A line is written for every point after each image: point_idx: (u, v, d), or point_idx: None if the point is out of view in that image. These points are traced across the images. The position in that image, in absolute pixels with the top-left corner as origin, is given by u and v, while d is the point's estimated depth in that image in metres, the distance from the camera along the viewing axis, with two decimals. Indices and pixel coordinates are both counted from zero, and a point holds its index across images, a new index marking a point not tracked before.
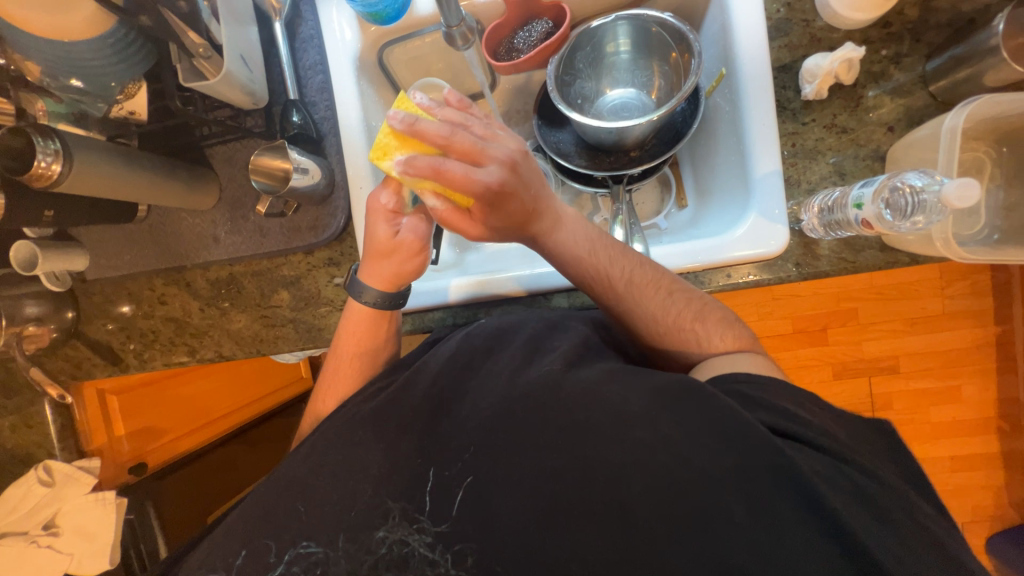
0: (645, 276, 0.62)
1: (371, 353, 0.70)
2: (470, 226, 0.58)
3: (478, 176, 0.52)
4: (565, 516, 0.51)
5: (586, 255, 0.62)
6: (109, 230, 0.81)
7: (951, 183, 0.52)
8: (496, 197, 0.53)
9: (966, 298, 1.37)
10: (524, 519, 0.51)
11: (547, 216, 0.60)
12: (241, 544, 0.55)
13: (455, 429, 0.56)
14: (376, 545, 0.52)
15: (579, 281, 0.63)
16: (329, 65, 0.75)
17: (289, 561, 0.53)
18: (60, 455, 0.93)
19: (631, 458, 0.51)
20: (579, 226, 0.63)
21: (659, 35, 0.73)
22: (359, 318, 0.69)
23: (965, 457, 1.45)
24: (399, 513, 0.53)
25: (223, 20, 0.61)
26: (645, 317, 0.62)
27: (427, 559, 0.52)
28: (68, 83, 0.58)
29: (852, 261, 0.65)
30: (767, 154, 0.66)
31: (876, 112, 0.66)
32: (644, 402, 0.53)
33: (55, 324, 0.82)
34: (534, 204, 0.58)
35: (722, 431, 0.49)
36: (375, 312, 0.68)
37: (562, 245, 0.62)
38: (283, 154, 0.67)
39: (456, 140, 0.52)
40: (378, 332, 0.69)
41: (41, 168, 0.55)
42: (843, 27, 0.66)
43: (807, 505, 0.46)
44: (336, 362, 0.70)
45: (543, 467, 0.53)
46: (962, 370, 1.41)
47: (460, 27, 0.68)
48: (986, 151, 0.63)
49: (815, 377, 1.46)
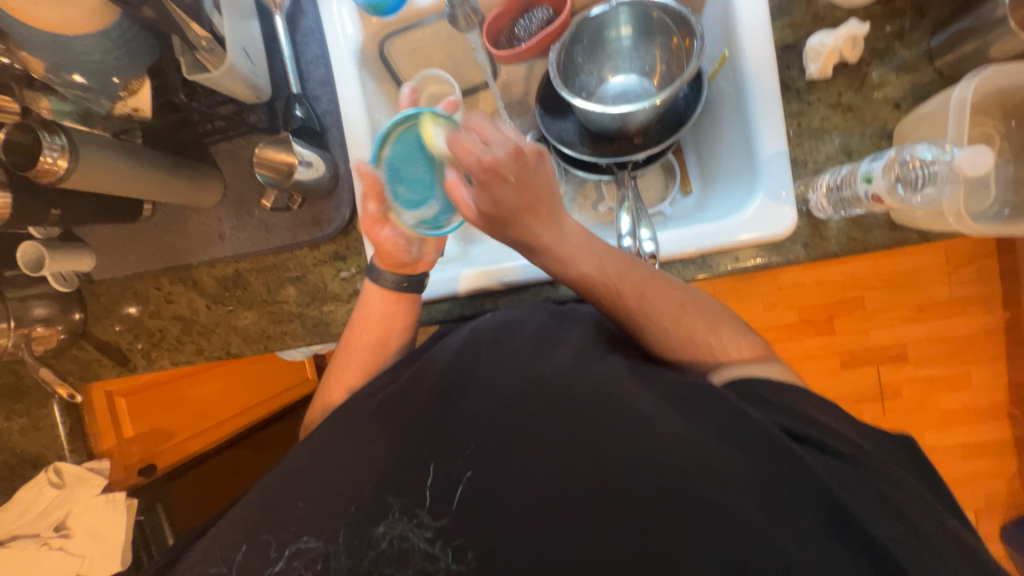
0: (657, 290, 0.60)
1: (388, 340, 0.70)
2: (493, 141, 0.53)
3: (478, 152, 0.51)
4: (571, 499, 0.51)
5: (595, 272, 0.60)
6: (114, 230, 0.81)
7: (963, 150, 0.53)
8: (486, 175, 0.52)
9: (974, 283, 1.36)
10: (531, 499, 0.52)
11: (549, 223, 0.58)
12: (242, 540, 0.54)
13: (464, 414, 0.56)
14: (377, 540, 0.52)
15: (587, 295, 0.62)
16: (331, 59, 0.75)
17: (289, 556, 0.53)
18: (70, 457, 0.93)
19: (638, 442, 0.51)
20: (587, 242, 0.60)
21: (660, 20, 0.73)
22: (383, 302, 0.70)
23: (976, 444, 1.43)
24: (399, 508, 0.53)
25: (225, 12, 0.61)
26: (661, 330, 0.61)
27: (427, 553, 0.51)
28: (71, 78, 0.58)
29: (861, 240, 0.65)
30: (772, 134, 0.65)
31: (882, 89, 0.65)
32: (656, 403, 0.52)
33: (63, 325, 0.82)
34: (532, 202, 0.56)
35: (741, 436, 0.49)
36: (395, 295, 0.70)
37: (568, 258, 0.60)
38: (287, 148, 0.68)
39: (460, 137, 0.52)
40: (392, 321, 0.70)
41: (47, 163, 0.55)
42: (846, 5, 0.65)
43: (814, 483, 0.46)
44: (354, 351, 0.69)
45: (546, 453, 0.53)
46: (971, 356, 1.40)
47: (464, 8, 0.68)
48: (994, 125, 0.63)
49: (823, 366, 1.45)
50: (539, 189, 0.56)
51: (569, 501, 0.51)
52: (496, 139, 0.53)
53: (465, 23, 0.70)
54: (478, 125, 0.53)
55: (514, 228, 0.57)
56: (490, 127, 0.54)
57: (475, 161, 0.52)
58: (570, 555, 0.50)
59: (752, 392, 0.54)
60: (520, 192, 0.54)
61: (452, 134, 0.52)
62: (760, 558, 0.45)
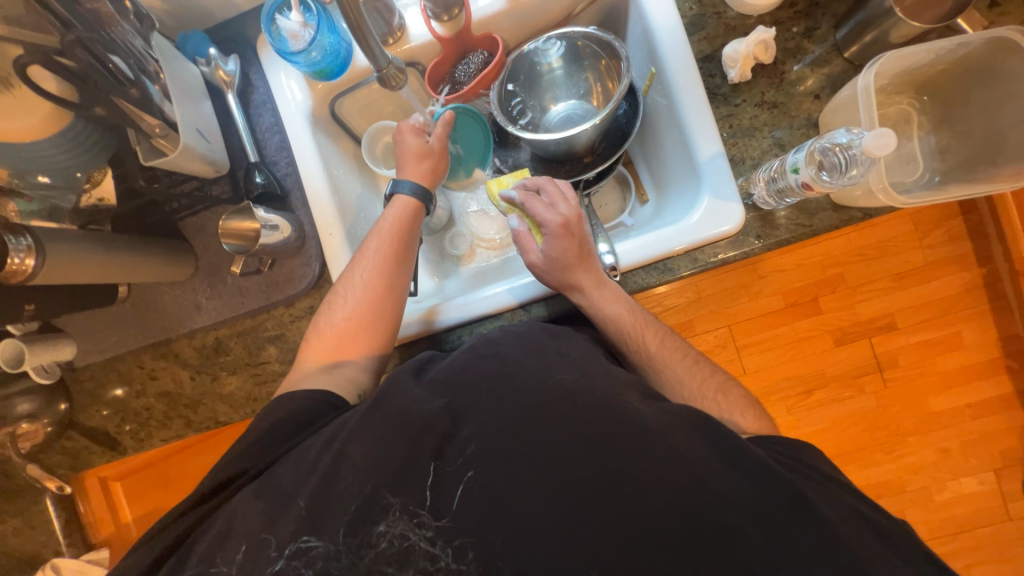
0: (672, 342, 0.70)
1: (406, 248, 0.73)
2: (561, 208, 0.70)
3: (550, 215, 0.69)
4: (573, 499, 0.48)
5: (622, 318, 0.69)
6: (94, 316, 0.82)
7: (868, 134, 0.55)
8: (557, 231, 0.68)
9: (944, 245, 1.40)
10: (535, 495, 0.48)
11: (594, 275, 0.70)
12: (243, 538, 0.49)
13: (459, 427, 0.54)
14: (375, 539, 0.48)
15: (611, 338, 0.71)
16: (285, 125, 0.78)
17: (289, 555, 0.48)
18: (68, 551, 0.93)
19: (632, 435, 0.50)
20: (621, 293, 0.71)
21: (586, 48, 0.78)
22: (401, 208, 0.75)
23: (981, 402, 1.43)
24: (398, 507, 0.49)
25: (177, 99, 0.63)
26: (673, 380, 0.66)
27: (427, 554, 0.48)
28: (36, 180, 0.64)
29: (809, 225, 0.67)
30: (707, 138, 0.69)
31: (801, 84, 0.69)
32: (660, 420, 0.53)
33: (48, 418, 0.82)
34: (589, 259, 0.70)
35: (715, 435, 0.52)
36: (411, 201, 0.75)
37: (602, 306, 0.70)
38: (249, 215, 0.71)
39: (534, 202, 0.71)
40: (357, 334, 0.69)
41: (15, 264, 0.57)
42: (752, 13, 0.70)
43: (765, 462, 0.50)
44: (361, 303, 0.69)
45: (549, 442, 0.50)
46: (958, 316, 1.42)
47: (391, 69, 0.66)
48: (909, 103, 0.67)
49: (816, 347, 1.46)
50: (593, 253, 0.71)
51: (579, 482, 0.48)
52: (563, 207, 0.71)
53: (395, 83, 0.68)
54: (552, 192, 0.71)
55: (569, 276, 0.69)
56: (559, 195, 0.71)
57: (551, 219, 0.69)
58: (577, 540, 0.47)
59: None
60: (581, 248, 0.69)
61: (531, 197, 0.71)
62: (750, 537, 0.46)
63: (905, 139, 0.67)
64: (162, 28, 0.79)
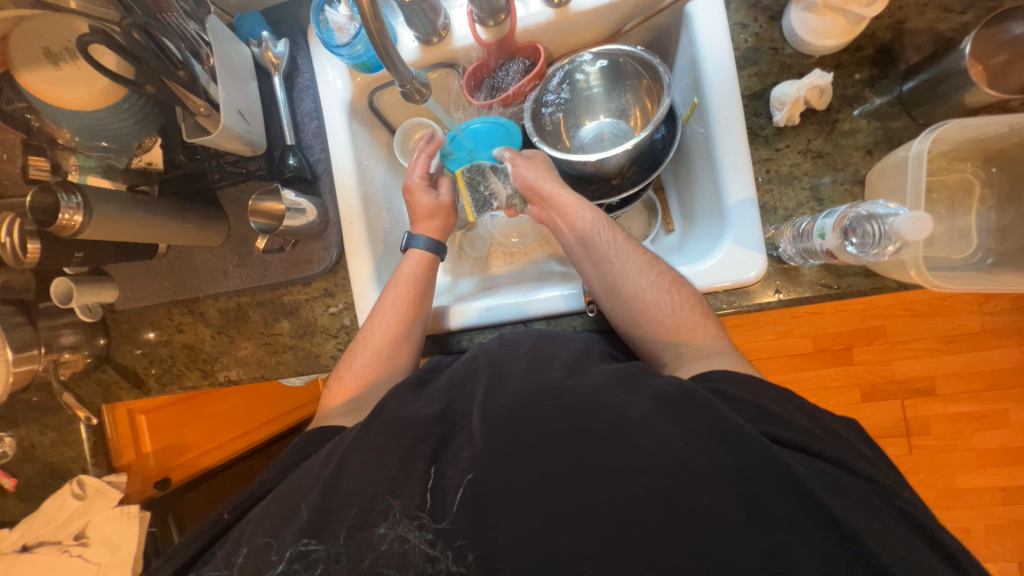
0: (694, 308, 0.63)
1: (425, 296, 0.76)
2: None
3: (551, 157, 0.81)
4: (554, 535, 0.45)
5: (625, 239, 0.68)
6: (134, 266, 0.89)
7: (901, 215, 0.52)
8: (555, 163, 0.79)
9: (1007, 314, 1.29)
10: (527, 519, 0.46)
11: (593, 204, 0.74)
12: (244, 541, 0.50)
13: (449, 433, 0.54)
14: (376, 541, 0.48)
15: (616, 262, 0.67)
16: (324, 112, 0.81)
17: (290, 557, 0.47)
18: (92, 470, 1.01)
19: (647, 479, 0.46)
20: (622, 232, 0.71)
21: (628, 65, 0.76)
22: (420, 257, 0.78)
23: (1015, 488, 1.32)
24: (399, 509, 0.48)
25: (222, 81, 0.66)
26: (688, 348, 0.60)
27: (426, 555, 0.47)
28: (97, 143, 0.70)
29: (835, 286, 0.63)
30: (739, 181, 0.65)
31: (854, 135, 0.64)
32: (644, 407, 0.50)
33: (88, 350, 0.91)
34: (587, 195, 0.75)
35: (724, 436, 0.46)
36: (428, 254, 0.79)
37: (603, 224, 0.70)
38: (277, 197, 0.74)
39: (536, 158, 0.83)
40: (374, 369, 0.71)
41: (65, 219, 0.63)
42: (814, 53, 0.66)
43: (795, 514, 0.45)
44: (380, 349, 0.71)
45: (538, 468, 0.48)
46: (1006, 393, 1.31)
47: (415, 83, 0.64)
48: (974, 171, 0.61)
49: (841, 400, 1.38)
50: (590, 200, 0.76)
51: (590, 515, 0.45)
52: None
53: (418, 98, 0.65)
54: None
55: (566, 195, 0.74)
56: None
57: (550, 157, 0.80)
58: (577, 572, 0.44)
59: (723, 393, 0.52)
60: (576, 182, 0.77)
61: None
62: None
63: (961, 212, 0.61)
64: (222, 6, 0.83)
